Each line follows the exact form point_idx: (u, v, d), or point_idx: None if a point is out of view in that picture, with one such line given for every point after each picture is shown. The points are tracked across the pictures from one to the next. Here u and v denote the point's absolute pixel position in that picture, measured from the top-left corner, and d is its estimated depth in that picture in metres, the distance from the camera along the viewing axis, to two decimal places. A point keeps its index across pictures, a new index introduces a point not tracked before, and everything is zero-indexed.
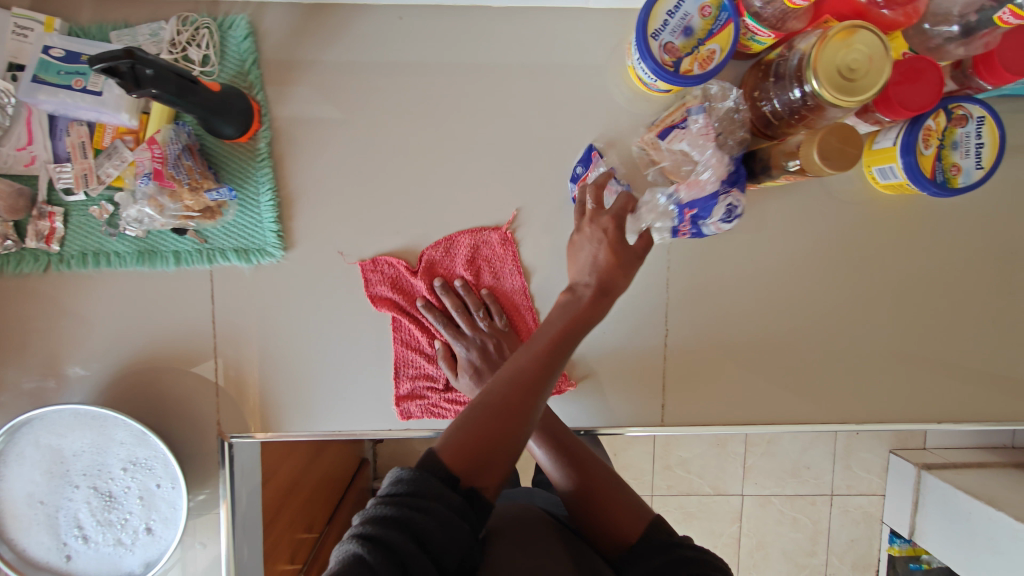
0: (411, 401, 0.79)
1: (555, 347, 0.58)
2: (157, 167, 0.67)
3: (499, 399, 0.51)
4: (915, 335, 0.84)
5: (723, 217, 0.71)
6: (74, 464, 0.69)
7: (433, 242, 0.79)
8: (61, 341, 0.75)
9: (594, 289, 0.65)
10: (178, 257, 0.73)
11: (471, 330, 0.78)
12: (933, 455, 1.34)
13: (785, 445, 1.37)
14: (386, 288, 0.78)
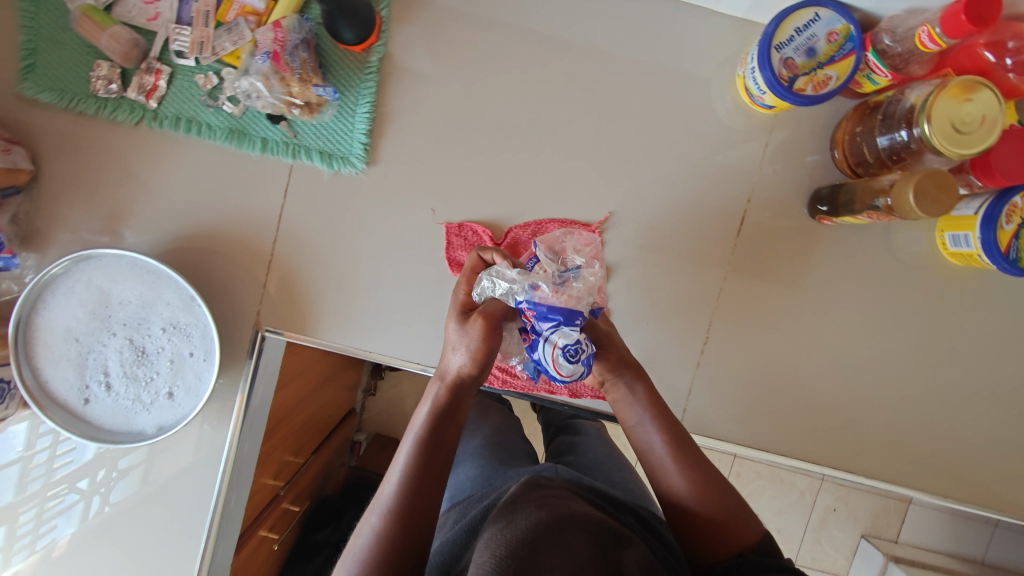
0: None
1: (427, 450, 0.58)
2: (275, 50, 0.68)
3: (387, 531, 0.53)
4: (940, 408, 0.85)
5: (568, 347, 0.52)
6: (118, 312, 0.70)
7: (522, 222, 0.80)
8: (132, 195, 0.76)
9: (457, 384, 0.60)
10: (265, 144, 0.75)
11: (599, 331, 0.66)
12: (903, 550, 1.34)
13: (761, 503, 1.37)
14: (464, 254, 0.79)
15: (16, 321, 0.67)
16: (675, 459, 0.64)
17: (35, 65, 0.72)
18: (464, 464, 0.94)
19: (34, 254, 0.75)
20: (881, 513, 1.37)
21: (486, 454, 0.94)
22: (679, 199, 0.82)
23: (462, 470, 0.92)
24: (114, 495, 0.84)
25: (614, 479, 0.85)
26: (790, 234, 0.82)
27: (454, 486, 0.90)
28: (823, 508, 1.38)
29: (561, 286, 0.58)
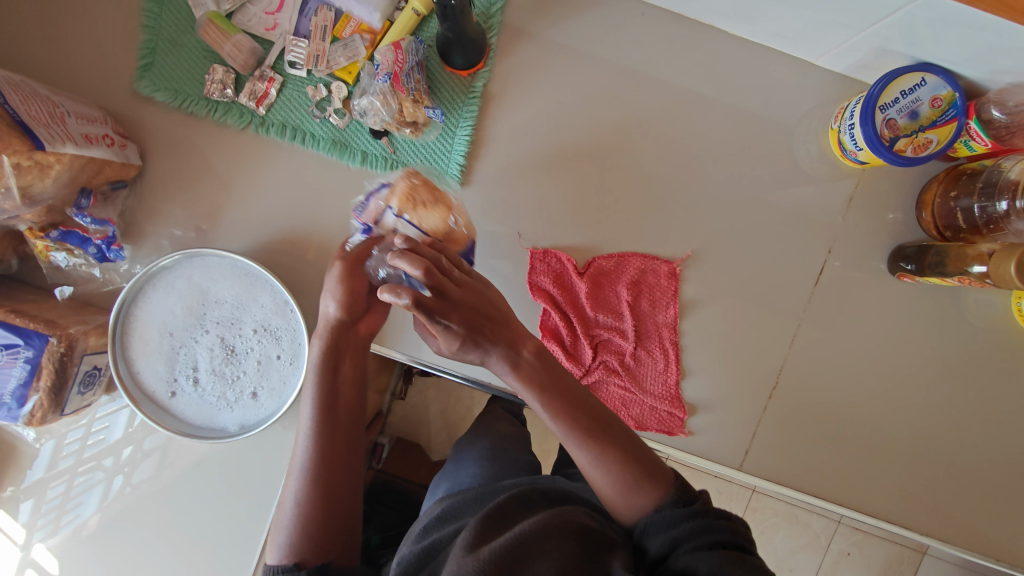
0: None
1: (319, 410, 0.63)
2: (394, 71, 0.72)
3: (308, 500, 0.59)
4: (1003, 471, 0.84)
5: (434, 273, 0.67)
6: (212, 310, 0.72)
7: (607, 253, 0.82)
8: (228, 196, 0.78)
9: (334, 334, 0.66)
10: (365, 157, 0.77)
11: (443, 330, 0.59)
12: None
13: (776, 541, 1.35)
14: (546, 280, 0.81)
15: (118, 311, 0.69)
16: (565, 423, 0.57)
17: (153, 64, 0.74)
18: (467, 465, 0.91)
19: (129, 245, 0.77)
20: (895, 562, 1.35)
21: (490, 458, 0.91)
22: (760, 244, 0.83)
23: (463, 469, 0.91)
24: (137, 476, 0.84)
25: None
26: (865, 286, 0.83)
27: (453, 481, 0.89)
28: (837, 552, 1.36)
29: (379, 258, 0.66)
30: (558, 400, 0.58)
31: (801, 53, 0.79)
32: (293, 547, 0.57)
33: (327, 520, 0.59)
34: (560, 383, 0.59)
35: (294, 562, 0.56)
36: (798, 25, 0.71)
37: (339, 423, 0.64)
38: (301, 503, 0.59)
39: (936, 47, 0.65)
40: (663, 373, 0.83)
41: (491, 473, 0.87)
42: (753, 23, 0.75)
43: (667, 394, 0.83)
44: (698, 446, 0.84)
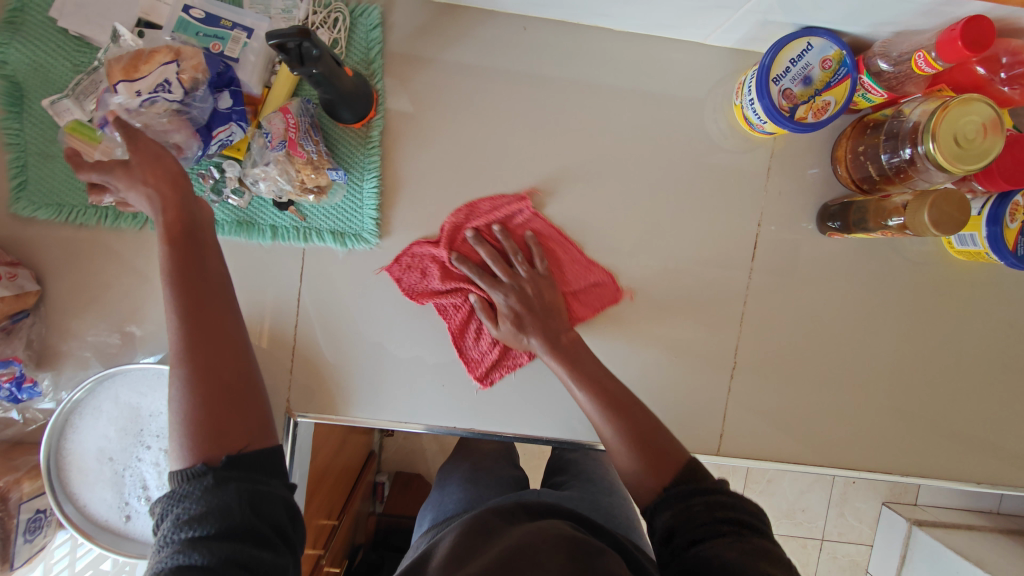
0: (498, 370, 0.79)
1: (186, 277, 0.53)
2: (290, 137, 0.66)
3: (202, 387, 0.49)
4: (966, 395, 0.86)
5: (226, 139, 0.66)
6: (149, 425, 0.68)
7: (453, 209, 0.78)
8: (140, 298, 0.74)
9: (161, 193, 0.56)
10: (275, 232, 0.74)
11: (508, 276, 0.76)
12: (925, 512, 1.34)
13: (784, 486, 1.37)
14: (418, 280, 0.78)
15: (48, 450, 0.65)
16: (597, 399, 0.65)
17: (27, 182, 0.70)
18: (450, 492, 0.88)
19: (48, 372, 0.73)
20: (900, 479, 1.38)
21: (473, 481, 0.88)
22: (693, 228, 0.83)
23: (447, 494, 0.87)
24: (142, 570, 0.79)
25: (599, 502, 0.79)
26: (800, 250, 0.84)
27: (437, 509, 0.85)
28: (844, 483, 1.38)
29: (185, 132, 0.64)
30: (583, 371, 0.68)
31: (690, 36, 0.78)
32: (190, 447, 0.47)
33: (229, 398, 0.50)
34: (582, 362, 0.69)
35: (202, 462, 0.47)
36: (677, 13, 0.70)
37: (197, 291, 0.53)
38: (186, 391, 0.49)
39: (814, 12, 0.64)
40: (574, 266, 0.81)
41: (476, 493, 0.85)
42: (635, 17, 0.73)
43: (586, 283, 0.82)
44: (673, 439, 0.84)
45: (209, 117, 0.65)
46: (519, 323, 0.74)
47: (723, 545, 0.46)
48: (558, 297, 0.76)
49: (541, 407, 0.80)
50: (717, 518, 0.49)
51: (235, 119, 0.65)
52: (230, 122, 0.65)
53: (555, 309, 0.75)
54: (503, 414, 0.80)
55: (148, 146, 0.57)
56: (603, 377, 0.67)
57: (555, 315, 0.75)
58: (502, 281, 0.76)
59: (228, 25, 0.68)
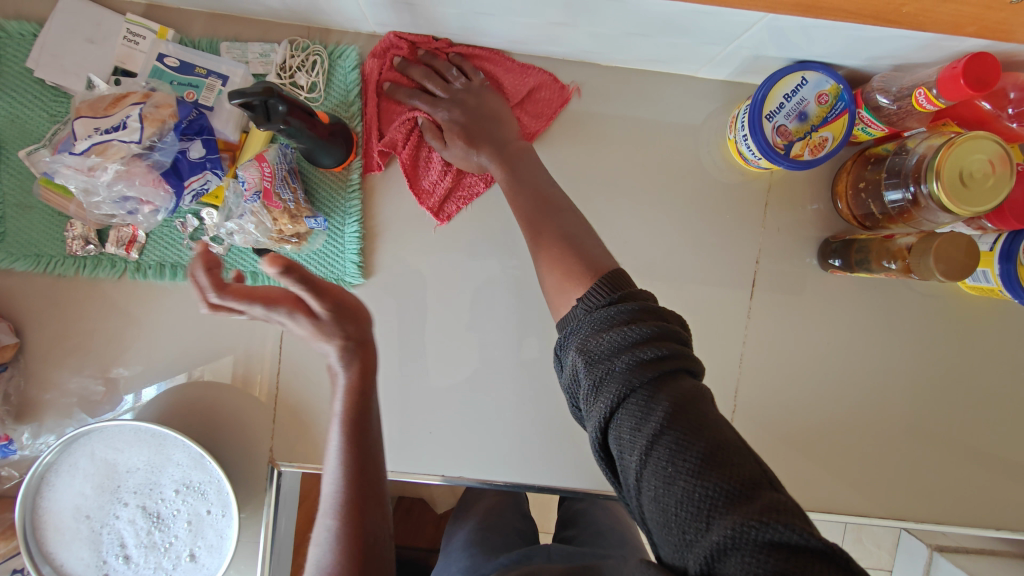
0: (454, 203, 0.75)
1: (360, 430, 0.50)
2: (265, 186, 0.64)
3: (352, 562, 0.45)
4: (983, 434, 0.82)
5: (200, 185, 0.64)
6: (127, 480, 0.66)
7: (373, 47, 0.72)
8: (120, 346, 0.73)
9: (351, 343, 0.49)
10: (255, 278, 0.72)
11: (445, 93, 0.71)
12: (945, 539, 1.28)
13: None
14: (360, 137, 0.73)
15: (23, 510, 0.64)
16: (531, 204, 0.60)
17: (6, 234, 0.69)
18: (456, 559, 0.82)
19: (28, 425, 0.72)
20: None
21: (480, 543, 0.83)
22: (688, 264, 0.79)
23: (451, 561, 0.82)
24: None
25: (611, 554, 0.75)
26: (803, 285, 0.80)
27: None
28: None
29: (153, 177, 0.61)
30: (519, 177, 0.63)
31: (681, 69, 0.75)
32: None
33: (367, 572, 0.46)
34: (521, 165, 0.65)
35: None
36: (666, 48, 0.67)
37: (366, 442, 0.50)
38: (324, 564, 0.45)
39: (808, 46, 0.61)
40: (515, 83, 0.74)
41: (483, 557, 0.79)
42: (623, 53, 0.71)
43: (529, 90, 0.75)
44: None
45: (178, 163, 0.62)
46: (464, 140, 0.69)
47: (631, 422, 0.39)
48: (501, 104, 0.71)
49: (532, 457, 0.78)
50: (602, 388, 0.41)
51: (210, 167, 0.64)
52: (204, 171, 0.64)
53: (498, 120, 0.70)
54: (492, 460, 0.78)
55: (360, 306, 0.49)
56: (544, 179, 0.62)
57: (496, 120, 0.70)
58: (439, 99, 0.71)
59: (202, 73, 0.67)
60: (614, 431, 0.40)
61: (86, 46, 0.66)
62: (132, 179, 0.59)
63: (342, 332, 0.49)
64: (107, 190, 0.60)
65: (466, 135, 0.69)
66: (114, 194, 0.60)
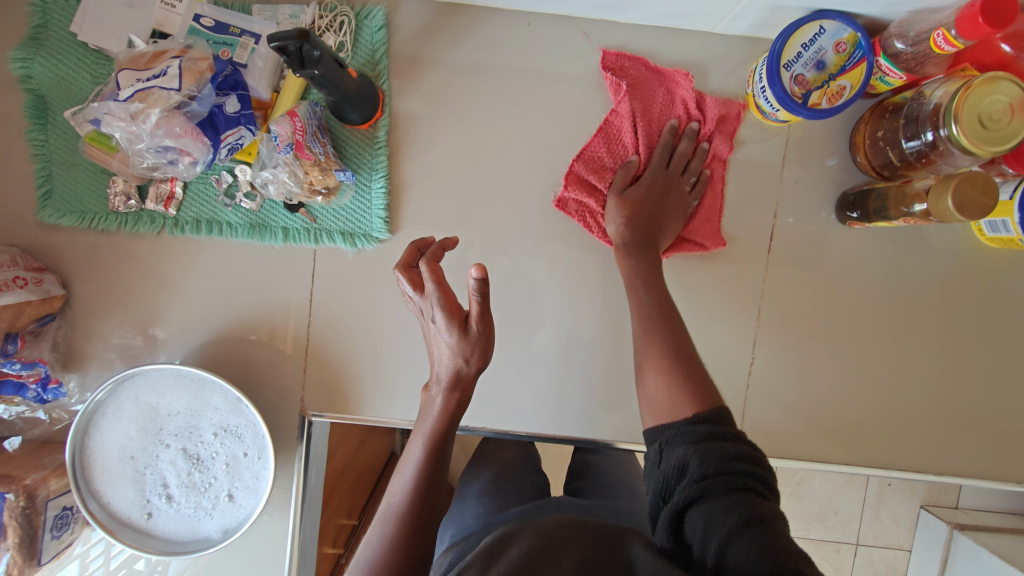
0: (580, 211, 0.77)
1: (438, 444, 0.59)
2: (297, 139, 0.66)
3: (400, 546, 0.54)
4: (1000, 388, 0.82)
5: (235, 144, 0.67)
6: (169, 424, 0.70)
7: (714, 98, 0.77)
8: (159, 300, 0.76)
9: (458, 380, 0.58)
10: (287, 233, 0.75)
11: (675, 165, 0.75)
12: (966, 515, 1.26)
13: (814, 488, 1.29)
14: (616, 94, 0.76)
15: (73, 449, 0.67)
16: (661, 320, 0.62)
17: (52, 190, 0.73)
18: (468, 504, 0.85)
19: (75, 373, 0.76)
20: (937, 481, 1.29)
21: (493, 492, 0.86)
22: (705, 220, 0.81)
23: (466, 508, 0.85)
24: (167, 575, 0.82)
25: (621, 509, 0.77)
26: (819, 240, 0.81)
27: (457, 525, 0.83)
28: (877, 485, 1.29)
29: (194, 129, 0.64)
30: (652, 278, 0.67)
31: (698, 25, 0.76)
32: None
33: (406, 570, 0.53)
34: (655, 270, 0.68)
35: None
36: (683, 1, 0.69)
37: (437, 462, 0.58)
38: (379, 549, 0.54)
39: None
40: (701, 230, 0.79)
41: (494, 506, 0.83)
42: (640, 8, 0.72)
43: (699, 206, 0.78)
44: None
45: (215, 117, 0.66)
46: (641, 205, 0.72)
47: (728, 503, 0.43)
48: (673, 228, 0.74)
49: (552, 409, 0.80)
50: (705, 475, 0.46)
51: (244, 122, 0.67)
52: (238, 126, 0.67)
53: (662, 235, 0.72)
54: (514, 411, 0.80)
55: (484, 342, 0.57)
56: (655, 298, 0.64)
57: (663, 223, 0.72)
58: (657, 163, 0.75)
59: (237, 32, 0.70)
60: (708, 508, 0.44)
61: (127, 10, 0.69)
62: (176, 129, 0.63)
63: (466, 358, 0.57)
64: (150, 140, 0.63)
65: (642, 199, 0.72)
66: (156, 144, 0.63)
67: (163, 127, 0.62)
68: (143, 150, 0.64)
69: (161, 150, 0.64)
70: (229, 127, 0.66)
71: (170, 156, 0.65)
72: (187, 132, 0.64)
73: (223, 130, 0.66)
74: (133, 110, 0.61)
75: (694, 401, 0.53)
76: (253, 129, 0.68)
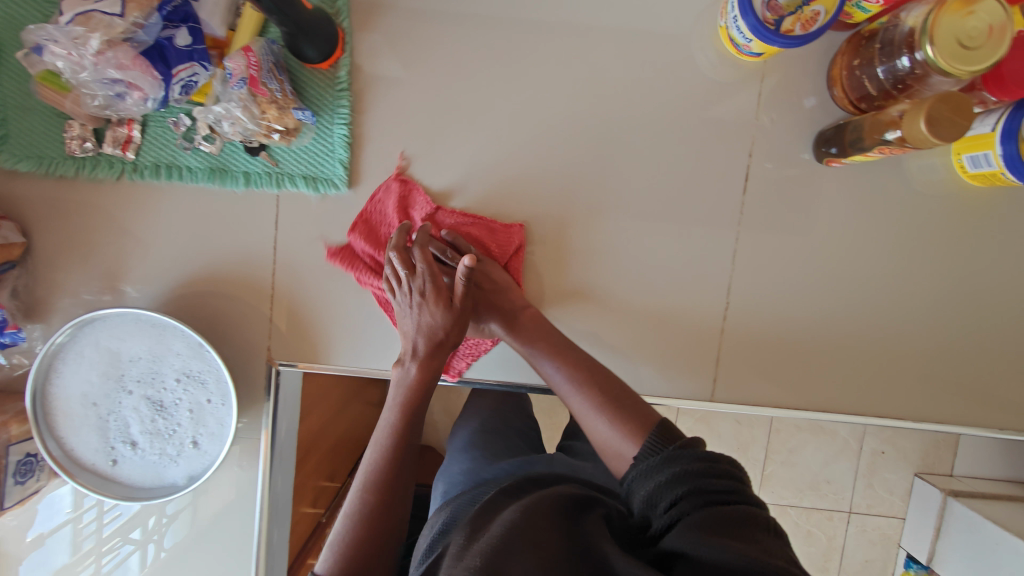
0: (461, 359, 0.80)
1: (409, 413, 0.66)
2: (251, 74, 0.64)
3: (370, 507, 0.58)
4: (983, 338, 0.80)
5: (188, 83, 0.65)
6: (130, 370, 0.69)
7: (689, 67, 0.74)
8: (122, 249, 0.75)
9: (431, 349, 0.69)
10: (248, 177, 0.73)
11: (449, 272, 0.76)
12: (961, 483, 1.24)
13: (807, 456, 1.27)
14: (357, 264, 0.75)
15: (32, 394, 0.67)
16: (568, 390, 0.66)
17: (7, 136, 0.71)
18: (454, 459, 0.83)
19: (39, 323, 0.75)
20: (932, 449, 1.27)
21: (480, 445, 0.84)
22: (682, 165, 0.78)
23: (451, 463, 0.83)
24: (168, 541, 0.84)
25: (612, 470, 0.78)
26: (797, 185, 0.78)
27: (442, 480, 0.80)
28: (872, 453, 1.28)
29: (139, 61, 0.62)
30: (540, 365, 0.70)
31: None
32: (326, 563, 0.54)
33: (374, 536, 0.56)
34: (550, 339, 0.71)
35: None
36: None
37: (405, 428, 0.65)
38: (349, 516, 0.58)
39: None
40: (499, 237, 0.78)
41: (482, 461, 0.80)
42: None
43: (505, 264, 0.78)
44: (664, 388, 0.81)
45: (165, 51, 0.63)
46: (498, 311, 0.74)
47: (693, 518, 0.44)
48: (501, 276, 0.76)
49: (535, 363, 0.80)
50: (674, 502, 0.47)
51: (197, 58, 0.64)
52: (190, 61, 0.64)
53: (502, 290, 0.75)
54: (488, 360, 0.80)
55: (456, 317, 0.70)
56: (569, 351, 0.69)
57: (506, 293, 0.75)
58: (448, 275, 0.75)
59: None
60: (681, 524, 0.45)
61: None
62: (118, 59, 0.61)
63: (444, 327, 0.69)
64: (94, 70, 0.61)
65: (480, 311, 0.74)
66: (102, 75, 0.61)
67: (105, 56, 0.60)
68: (88, 82, 0.62)
69: (106, 82, 0.62)
70: (180, 62, 0.64)
71: (117, 89, 0.63)
72: (131, 64, 0.61)
73: (173, 65, 0.64)
74: (74, 37, 0.59)
75: (639, 437, 0.57)
76: (206, 66, 0.65)
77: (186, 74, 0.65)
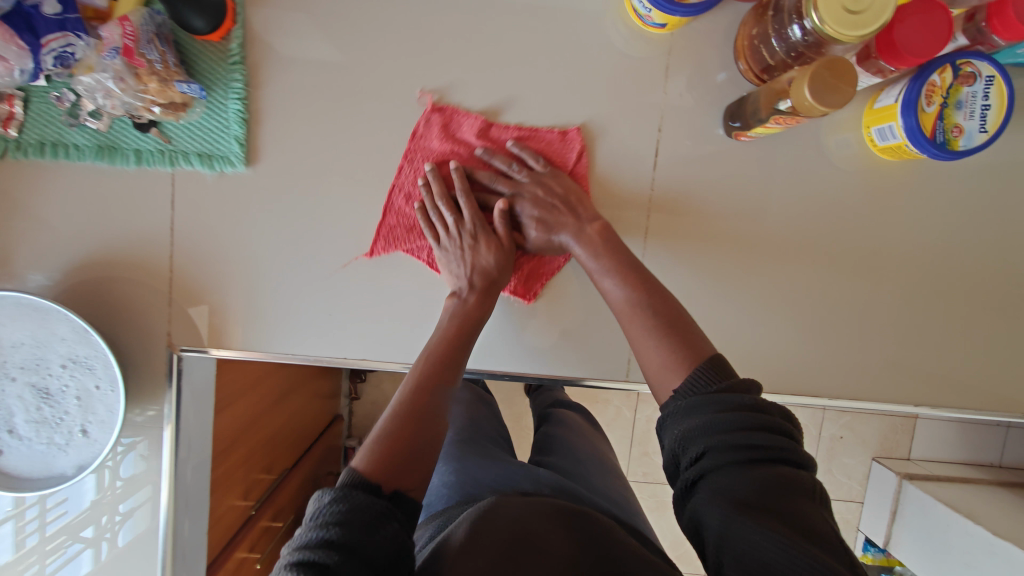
0: (537, 280, 0.77)
1: (454, 341, 0.67)
2: (127, 44, 0.62)
3: (406, 406, 0.58)
4: (909, 316, 0.80)
5: (61, 54, 0.63)
6: (12, 356, 0.66)
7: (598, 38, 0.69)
8: (10, 232, 0.72)
9: (478, 281, 0.71)
10: (140, 156, 0.71)
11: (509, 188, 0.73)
12: (917, 466, 1.24)
13: None
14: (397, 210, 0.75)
15: None
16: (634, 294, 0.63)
17: None
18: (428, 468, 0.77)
19: None
20: (890, 433, 1.26)
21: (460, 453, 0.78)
22: (595, 142, 0.76)
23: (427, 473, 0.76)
24: (120, 540, 0.82)
25: (596, 486, 0.75)
26: (715, 162, 0.77)
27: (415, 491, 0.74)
28: (830, 438, 1.27)
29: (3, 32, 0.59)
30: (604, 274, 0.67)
31: None
32: (365, 457, 0.52)
33: (409, 438, 0.54)
34: (614, 248, 0.67)
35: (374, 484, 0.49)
36: None
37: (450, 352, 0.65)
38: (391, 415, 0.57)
39: None
40: (555, 148, 0.76)
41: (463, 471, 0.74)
42: None
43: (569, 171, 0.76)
44: (584, 369, 0.80)
45: (35, 22, 0.61)
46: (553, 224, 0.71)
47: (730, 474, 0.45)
48: (569, 186, 0.73)
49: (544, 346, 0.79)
50: (699, 460, 0.47)
51: (70, 28, 0.62)
52: (63, 31, 0.62)
53: (558, 208, 0.72)
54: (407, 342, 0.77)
55: (501, 250, 0.72)
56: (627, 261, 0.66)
57: (568, 205, 0.71)
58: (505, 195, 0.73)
59: None
60: (713, 484, 0.46)
61: None
62: None
63: (486, 259, 0.72)
64: None
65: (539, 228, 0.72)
66: None
67: None
68: None
69: None
70: (53, 33, 0.61)
71: None
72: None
73: (44, 35, 0.61)
74: None
75: (688, 364, 0.55)
76: (82, 35, 0.63)
77: (59, 45, 0.62)
